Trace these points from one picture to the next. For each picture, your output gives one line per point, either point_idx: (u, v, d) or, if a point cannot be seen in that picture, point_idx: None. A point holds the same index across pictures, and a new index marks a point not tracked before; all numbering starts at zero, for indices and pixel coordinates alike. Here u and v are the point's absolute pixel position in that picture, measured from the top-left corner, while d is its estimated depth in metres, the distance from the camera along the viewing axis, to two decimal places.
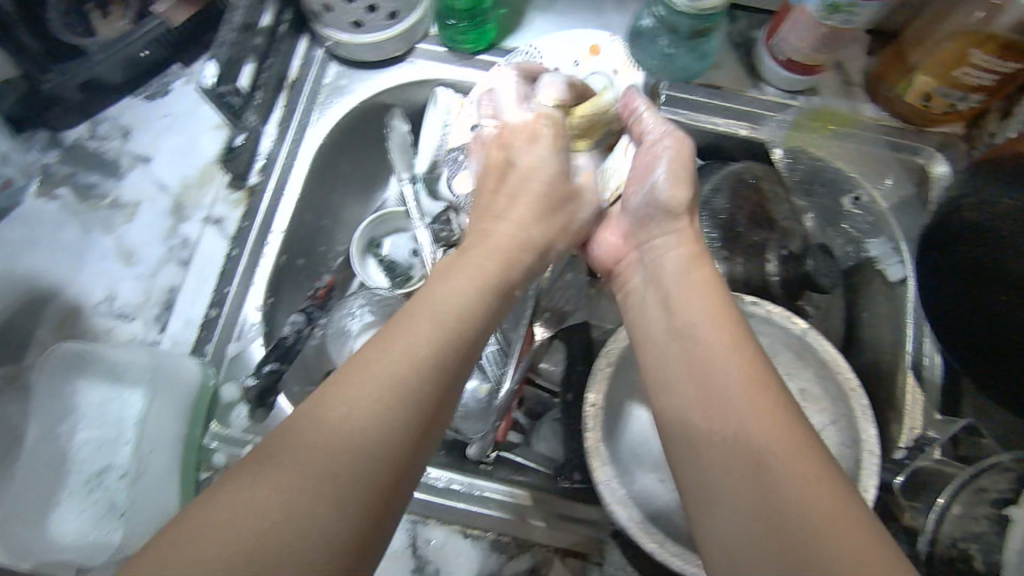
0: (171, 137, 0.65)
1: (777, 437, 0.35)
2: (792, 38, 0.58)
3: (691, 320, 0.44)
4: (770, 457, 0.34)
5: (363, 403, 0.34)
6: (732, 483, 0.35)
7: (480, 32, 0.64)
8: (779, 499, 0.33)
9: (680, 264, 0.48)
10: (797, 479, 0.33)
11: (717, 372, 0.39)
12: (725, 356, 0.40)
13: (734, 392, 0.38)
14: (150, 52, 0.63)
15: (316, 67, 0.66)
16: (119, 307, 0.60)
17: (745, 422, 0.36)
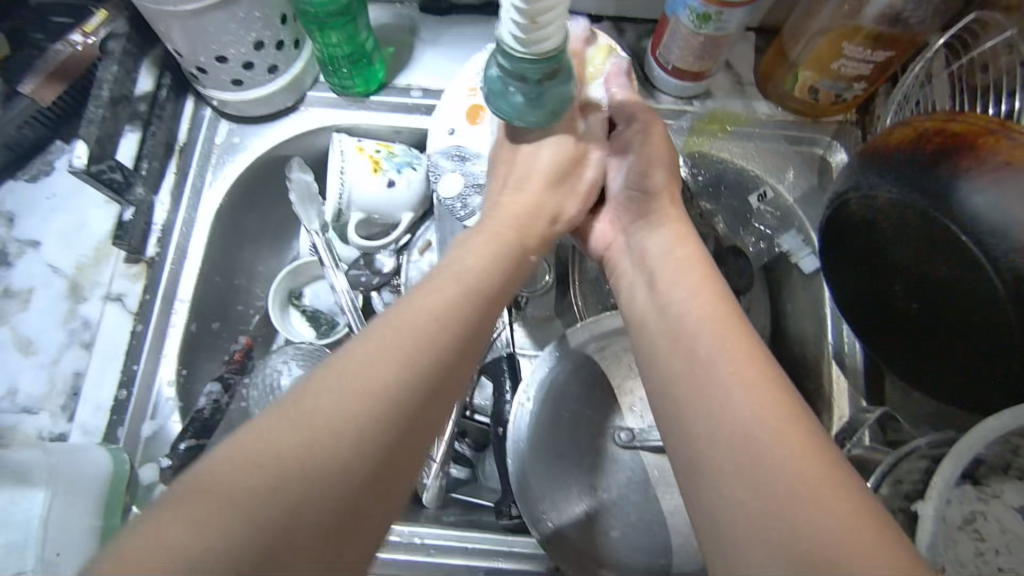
0: (61, 217, 0.62)
1: (765, 416, 0.35)
2: (674, 48, 0.58)
3: (682, 305, 0.43)
4: (755, 439, 0.34)
5: (332, 420, 0.33)
6: (726, 460, 0.34)
7: (368, 73, 0.63)
8: (773, 474, 0.32)
9: (665, 248, 0.48)
10: (793, 460, 0.32)
11: (703, 355, 0.39)
12: (719, 339, 0.40)
13: (729, 368, 0.38)
14: (25, 131, 0.61)
15: (205, 127, 0.64)
16: (22, 401, 0.56)
17: (735, 401, 0.36)
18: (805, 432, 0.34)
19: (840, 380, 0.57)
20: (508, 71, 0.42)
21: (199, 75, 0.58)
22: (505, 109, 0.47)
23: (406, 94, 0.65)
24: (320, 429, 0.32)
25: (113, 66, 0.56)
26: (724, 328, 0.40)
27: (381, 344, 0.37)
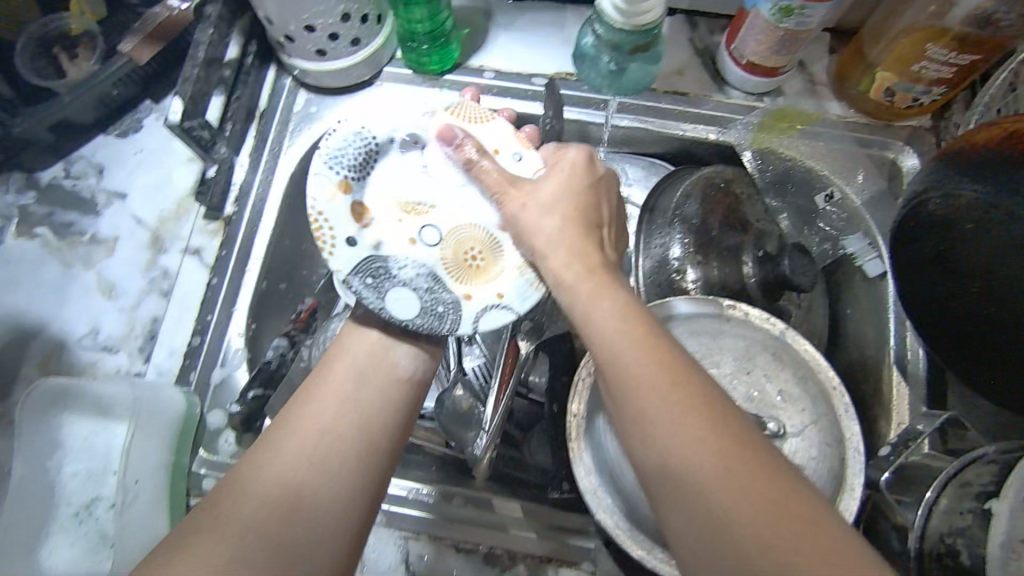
0: (146, 173, 0.65)
1: (735, 494, 0.33)
2: (750, 41, 0.59)
3: (593, 330, 0.40)
4: (738, 522, 0.32)
5: (303, 481, 0.42)
6: (678, 503, 0.34)
7: (443, 53, 0.65)
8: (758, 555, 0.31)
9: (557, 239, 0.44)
10: (730, 490, 0.33)
11: (657, 428, 0.36)
12: (662, 398, 0.36)
13: (688, 435, 0.35)
14: (119, 91, 0.64)
15: (284, 95, 0.67)
16: (103, 339, 0.61)
17: (698, 477, 0.34)
18: (753, 449, 0.34)
19: (900, 387, 0.56)
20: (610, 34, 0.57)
21: (286, 43, 0.61)
22: (596, 77, 0.64)
23: (479, 75, 0.67)
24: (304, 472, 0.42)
25: (210, 29, 0.57)
26: (671, 385, 0.36)
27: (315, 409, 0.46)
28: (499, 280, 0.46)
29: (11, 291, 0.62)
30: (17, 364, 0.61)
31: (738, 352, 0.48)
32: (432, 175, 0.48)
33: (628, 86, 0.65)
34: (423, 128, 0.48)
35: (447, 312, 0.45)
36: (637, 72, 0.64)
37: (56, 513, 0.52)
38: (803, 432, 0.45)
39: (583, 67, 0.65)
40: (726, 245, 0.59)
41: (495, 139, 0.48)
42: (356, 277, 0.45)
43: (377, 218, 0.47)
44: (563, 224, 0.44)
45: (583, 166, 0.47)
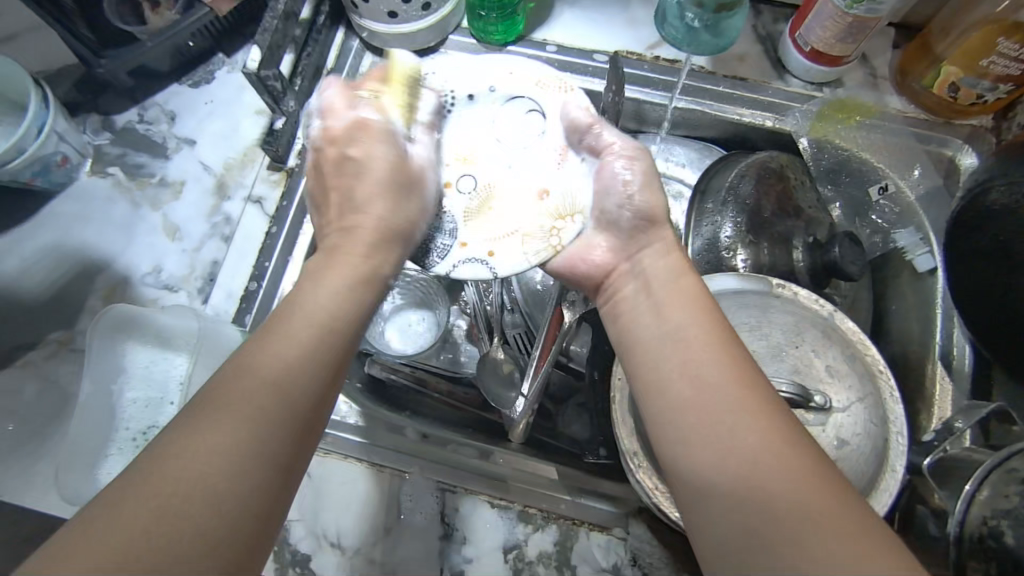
0: (215, 122, 0.68)
1: (763, 430, 0.35)
2: (816, 27, 0.59)
3: (669, 320, 0.41)
4: (769, 454, 0.34)
5: (230, 431, 0.33)
6: (725, 486, 0.34)
7: (509, 25, 0.67)
8: (776, 485, 0.33)
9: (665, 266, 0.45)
10: (784, 478, 0.33)
11: (704, 366, 0.38)
12: (711, 349, 0.39)
13: (753, 424, 0.35)
14: (195, 42, 0.67)
15: (352, 57, 0.69)
16: (165, 277, 0.63)
17: (730, 412, 0.36)
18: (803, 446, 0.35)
19: (944, 381, 0.56)
20: None
21: (360, 4, 0.63)
22: (676, 35, 0.63)
23: (541, 48, 0.68)
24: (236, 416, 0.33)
25: None
26: (720, 339, 0.39)
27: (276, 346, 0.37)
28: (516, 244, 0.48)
29: (81, 225, 0.65)
30: (82, 296, 0.63)
31: (787, 326, 0.48)
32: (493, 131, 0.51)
33: (713, 46, 0.63)
34: (499, 87, 0.51)
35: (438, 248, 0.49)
36: (722, 31, 0.63)
37: (115, 436, 0.54)
38: (850, 407, 0.45)
39: (662, 27, 0.64)
40: (778, 232, 0.59)
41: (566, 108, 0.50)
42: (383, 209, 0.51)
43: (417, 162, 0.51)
44: (637, 195, 0.47)
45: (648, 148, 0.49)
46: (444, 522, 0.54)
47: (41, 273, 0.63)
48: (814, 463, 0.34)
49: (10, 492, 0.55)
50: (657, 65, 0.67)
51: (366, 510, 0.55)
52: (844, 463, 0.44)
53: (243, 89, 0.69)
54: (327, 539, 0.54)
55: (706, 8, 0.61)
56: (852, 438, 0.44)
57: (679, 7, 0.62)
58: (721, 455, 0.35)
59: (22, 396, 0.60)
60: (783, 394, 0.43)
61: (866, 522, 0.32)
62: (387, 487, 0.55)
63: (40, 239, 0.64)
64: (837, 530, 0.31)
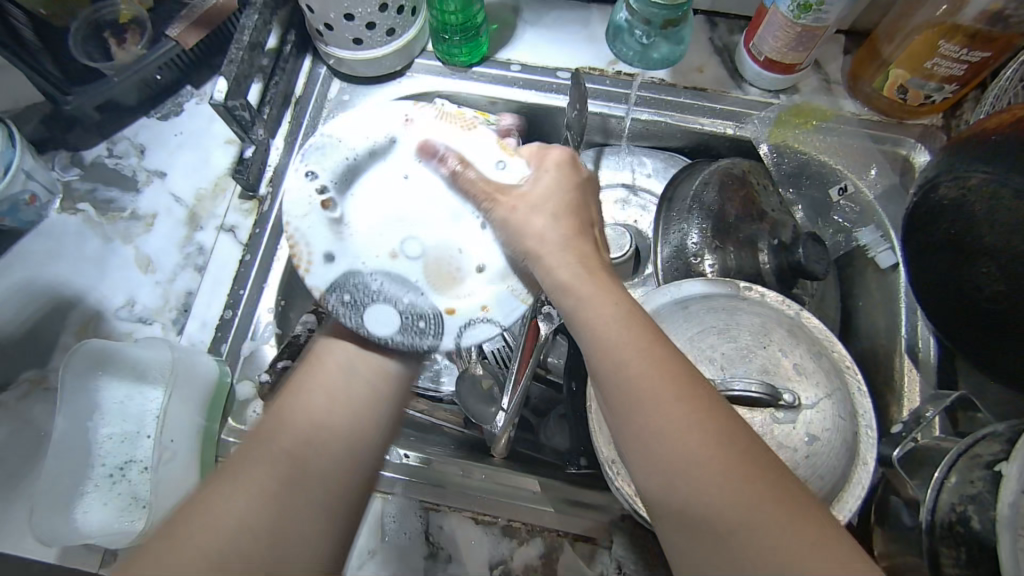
0: (185, 154, 0.68)
1: (704, 457, 0.35)
2: (768, 38, 0.61)
3: (604, 345, 0.40)
4: (721, 486, 0.34)
5: (284, 487, 0.39)
6: (690, 514, 0.35)
7: (473, 47, 0.68)
8: (723, 508, 0.34)
9: (582, 278, 0.42)
10: (745, 501, 0.34)
11: (648, 398, 0.37)
12: (638, 382, 0.38)
13: (705, 454, 0.35)
14: (163, 75, 0.67)
15: (320, 83, 0.70)
16: (139, 310, 0.63)
17: (670, 438, 0.36)
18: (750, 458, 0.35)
19: (912, 373, 0.57)
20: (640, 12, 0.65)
21: (324, 32, 0.64)
22: (626, 51, 0.69)
23: (506, 68, 0.70)
24: (296, 472, 0.40)
25: (255, 15, 0.60)
26: (664, 363, 0.38)
27: (308, 405, 0.44)
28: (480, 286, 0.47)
29: (52, 261, 0.64)
30: (55, 332, 0.62)
31: (755, 327, 0.49)
32: (410, 176, 0.49)
33: (660, 61, 0.68)
34: (400, 134, 0.49)
35: (429, 327, 0.46)
36: (668, 47, 0.68)
37: (91, 473, 0.54)
38: (818, 404, 0.46)
39: (615, 41, 0.69)
40: (742, 234, 0.61)
41: (480, 149, 0.48)
42: (335, 292, 0.46)
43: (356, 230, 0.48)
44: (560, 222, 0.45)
45: (568, 169, 0.48)
46: (429, 542, 0.54)
47: (12, 310, 0.62)
48: (758, 477, 0.34)
49: None
50: (619, 80, 0.68)
51: (349, 535, 0.54)
52: (815, 459, 0.44)
53: (212, 120, 0.69)
54: None
55: (654, 27, 0.66)
56: (821, 434, 0.45)
57: (629, 25, 0.67)
58: (666, 484, 0.36)
59: None
60: (753, 393, 0.43)
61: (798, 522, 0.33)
62: (370, 509, 0.55)
63: (10, 277, 0.64)
64: (779, 541, 0.33)
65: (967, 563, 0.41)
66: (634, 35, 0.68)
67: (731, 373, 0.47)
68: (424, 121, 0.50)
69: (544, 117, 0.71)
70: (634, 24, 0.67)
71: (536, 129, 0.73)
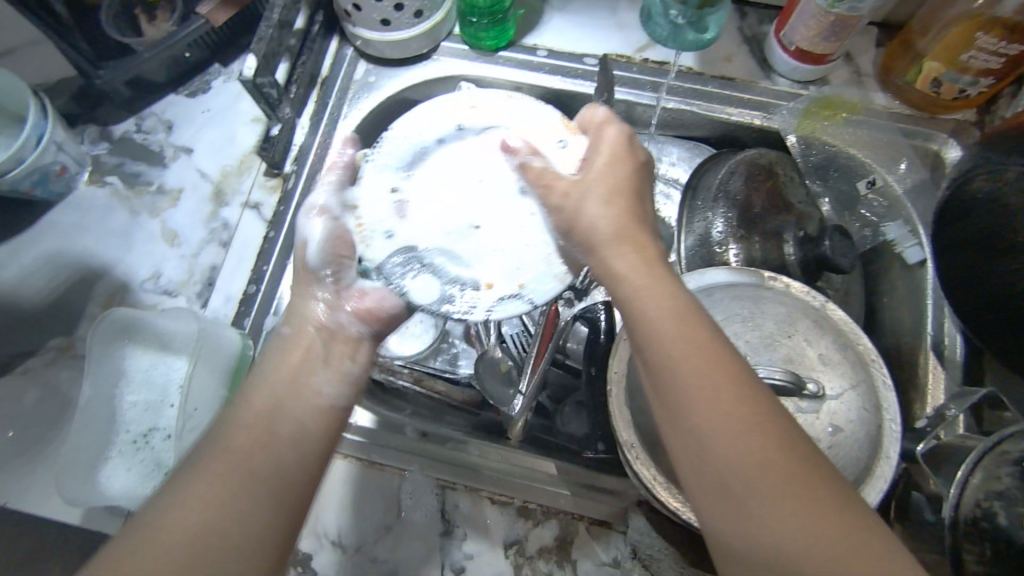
0: (213, 130, 0.69)
1: (752, 450, 0.34)
2: (800, 27, 0.61)
3: (651, 355, 0.38)
4: (780, 504, 0.33)
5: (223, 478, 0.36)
6: (746, 533, 0.33)
7: (500, 30, 0.68)
8: (768, 503, 0.33)
9: (641, 284, 0.41)
10: (808, 517, 0.32)
11: (701, 409, 0.36)
12: (703, 387, 0.36)
13: (755, 467, 0.34)
14: (192, 53, 0.68)
15: (346, 64, 0.70)
16: (164, 283, 0.63)
17: (717, 430, 0.35)
18: (802, 463, 0.34)
19: (937, 370, 0.57)
20: None
21: (353, 12, 0.64)
22: (659, 33, 0.69)
23: (533, 53, 0.69)
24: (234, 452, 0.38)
25: None
26: (710, 374, 0.36)
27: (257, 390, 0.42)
28: (525, 273, 0.54)
29: (79, 232, 0.65)
30: (81, 302, 0.63)
31: (779, 316, 0.48)
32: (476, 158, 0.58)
33: (693, 43, 0.68)
34: (467, 125, 0.59)
35: (466, 299, 0.54)
36: (704, 29, 0.67)
37: (115, 439, 0.54)
38: (842, 394, 0.45)
39: (648, 24, 0.69)
40: (769, 225, 0.60)
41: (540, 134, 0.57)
42: (391, 257, 0.55)
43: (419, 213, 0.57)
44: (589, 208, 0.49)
45: (623, 150, 0.50)
46: (445, 520, 0.55)
47: (41, 281, 0.63)
48: (804, 488, 0.33)
49: (15, 498, 0.56)
50: (646, 67, 0.68)
51: (366, 509, 0.55)
52: (838, 448, 0.44)
53: (239, 98, 0.70)
54: (328, 538, 0.54)
55: (689, 6, 0.66)
56: (845, 425, 0.44)
57: (664, 5, 0.67)
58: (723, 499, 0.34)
59: (22, 403, 0.60)
60: (776, 381, 0.43)
61: (863, 540, 0.32)
62: (387, 485, 0.56)
63: (38, 247, 0.65)
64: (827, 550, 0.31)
65: (992, 560, 0.40)
66: (668, 16, 0.67)
67: (754, 360, 0.46)
68: (486, 108, 0.59)
69: (569, 104, 0.71)
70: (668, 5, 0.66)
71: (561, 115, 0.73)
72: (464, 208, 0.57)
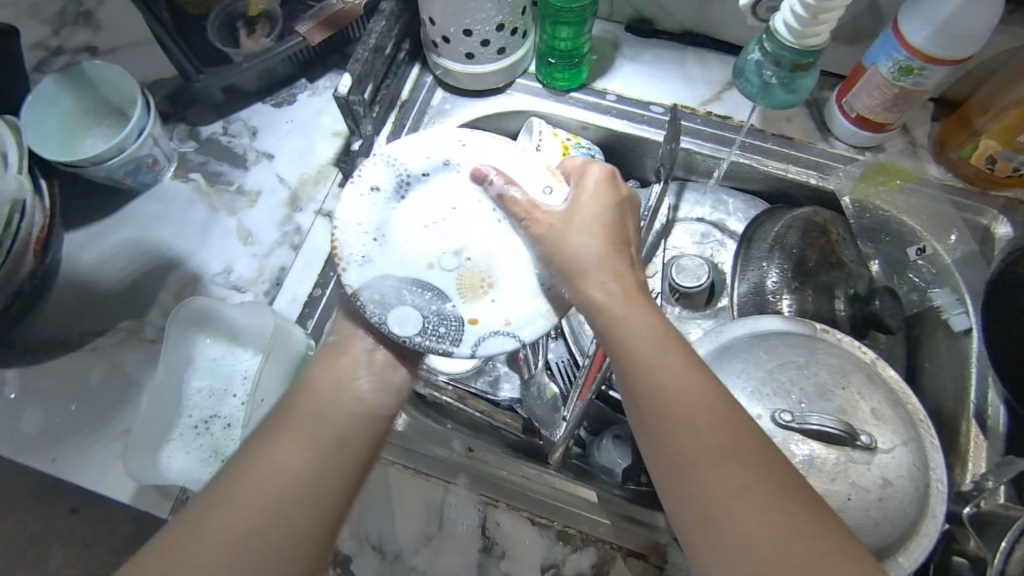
0: (294, 140, 0.73)
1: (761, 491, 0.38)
2: (863, 95, 0.64)
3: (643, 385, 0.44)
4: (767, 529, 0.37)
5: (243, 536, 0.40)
6: (735, 553, 0.37)
7: (573, 74, 0.72)
8: (737, 520, 0.38)
9: (626, 310, 0.47)
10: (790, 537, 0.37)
11: (690, 438, 0.41)
12: (692, 418, 0.41)
13: (742, 493, 0.38)
14: (283, 66, 0.72)
15: (425, 91, 0.75)
16: (235, 278, 0.66)
17: (708, 459, 0.40)
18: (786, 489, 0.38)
19: (978, 439, 0.57)
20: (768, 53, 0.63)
21: (441, 44, 0.69)
22: (749, 89, 0.66)
23: (602, 97, 0.73)
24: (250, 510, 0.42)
25: (383, 21, 0.65)
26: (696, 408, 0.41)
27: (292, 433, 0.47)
28: (509, 309, 0.51)
29: (159, 223, 0.69)
30: (154, 290, 0.66)
31: (833, 367, 0.50)
32: (460, 191, 0.54)
33: (780, 101, 0.66)
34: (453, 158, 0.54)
35: (449, 333, 0.49)
36: (795, 90, 0.65)
37: (179, 423, 0.57)
38: (894, 449, 0.46)
39: (738, 81, 0.67)
40: (822, 280, 0.62)
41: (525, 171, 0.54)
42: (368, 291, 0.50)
43: (397, 234, 0.52)
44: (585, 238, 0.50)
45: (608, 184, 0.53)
46: (485, 536, 0.55)
47: (119, 265, 0.67)
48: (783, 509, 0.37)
49: (77, 470, 0.58)
50: (710, 119, 0.71)
51: (409, 518, 0.56)
52: (889, 502, 0.45)
53: (322, 112, 0.74)
54: (370, 543, 0.56)
55: (782, 67, 0.63)
56: (896, 480, 0.46)
57: (759, 66, 0.64)
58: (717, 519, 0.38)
59: (89, 380, 0.62)
60: (829, 429, 0.45)
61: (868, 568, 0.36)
62: (433, 497, 0.57)
63: (119, 234, 0.68)
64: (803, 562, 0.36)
65: None
66: (761, 75, 0.65)
67: (808, 408, 0.48)
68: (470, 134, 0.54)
69: (632, 148, 0.74)
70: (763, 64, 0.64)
71: (622, 157, 0.76)
72: (443, 239, 0.52)
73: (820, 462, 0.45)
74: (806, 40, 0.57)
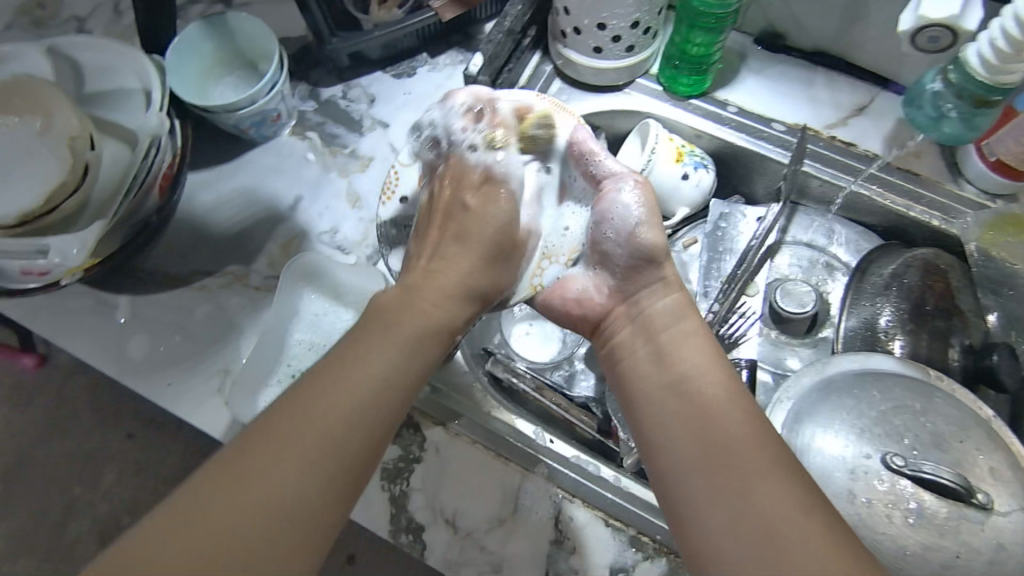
0: (409, 112, 0.74)
1: (778, 485, 0.40)
2: (1008, 140, 0.60)
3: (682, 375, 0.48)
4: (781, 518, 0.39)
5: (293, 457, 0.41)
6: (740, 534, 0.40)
7: (697, 80, 0.71)
8: (775, 510, 0.39)
9: (672, 314, 0.53)
10: (800, 531, 0.38)
11: (720, 426, 0.44)
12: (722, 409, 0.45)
13: (764, 484, 0.41)
14: (409, 39, 0.73)
15: (543, 79, 0.74)
16: (340, 239, 0.68)
17: (736, 448, 0.43)
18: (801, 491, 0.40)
19: None
20: (952, 85, 0.61)
21: (570, 35, 0.68)
22: (921, 121, 0.65)
23: (723, 107, 0.72)
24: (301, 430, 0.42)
25: (519, 5, 0.67)
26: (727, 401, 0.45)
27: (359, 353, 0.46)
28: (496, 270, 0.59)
29: (274, 176, 0.71)
30: (262, 240, 0.69)
31: (952, 419, 0.48)
32: None
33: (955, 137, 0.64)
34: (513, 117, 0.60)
35: None
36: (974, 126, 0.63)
37: (278, 369, 0.61)
38: (1012, 514, 0.44)
39: (907, 110, 0.66)
40: (937, 327, 0.61)
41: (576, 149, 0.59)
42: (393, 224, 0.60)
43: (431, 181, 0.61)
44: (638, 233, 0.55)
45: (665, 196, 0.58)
46: (558, 528, 0.55)
47: (232, 211, 0.70)
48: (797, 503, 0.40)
49: (177, 399, 0.61)
50: (834, 145, 0.69)
51: (484, 498, 0.57)
52: (999, 567, 0.43)
53: (439, 89, 0.75)
54: (443, 516, 0.57)
55: (965, 102, 0.61)
56: (1011, 547, 0.43)
57: (937, 97, 0.63)
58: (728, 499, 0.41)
59: (194, 316, 0.65)
60: (944, 481, 0.44)
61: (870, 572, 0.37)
62: (510, 482, 0.57)
63: (236, 181, 0.71)
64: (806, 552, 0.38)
65: None
66: (938, 107, 0.63)
67: (923, 457, 0.46)
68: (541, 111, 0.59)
69: (744, 163, 0.72)
70: (943, 97, 0.62)
71: (732, 171, 0.74)
72: None
73: (930, 514, 0.44)
74: (1002, 77, 0.56)
